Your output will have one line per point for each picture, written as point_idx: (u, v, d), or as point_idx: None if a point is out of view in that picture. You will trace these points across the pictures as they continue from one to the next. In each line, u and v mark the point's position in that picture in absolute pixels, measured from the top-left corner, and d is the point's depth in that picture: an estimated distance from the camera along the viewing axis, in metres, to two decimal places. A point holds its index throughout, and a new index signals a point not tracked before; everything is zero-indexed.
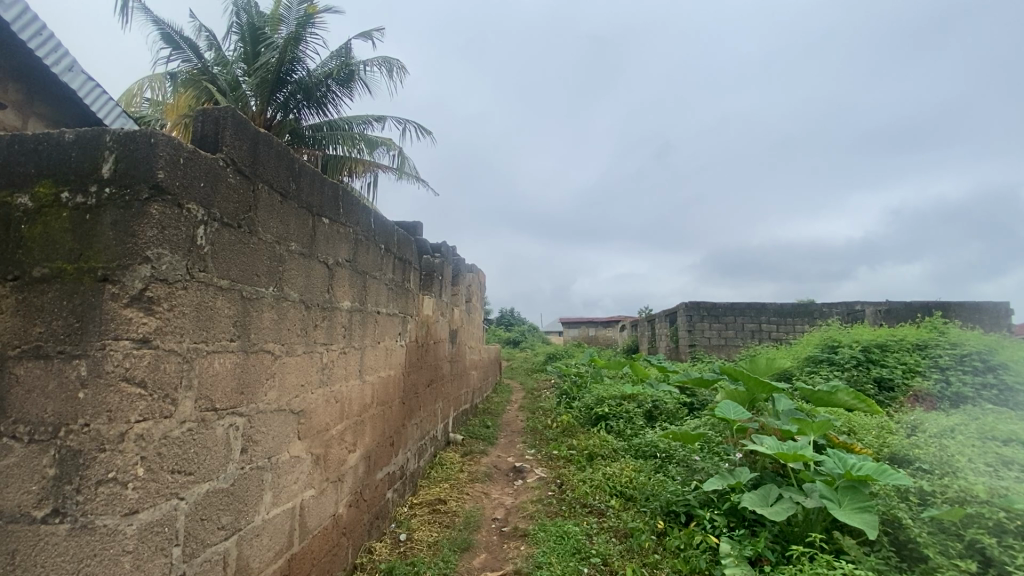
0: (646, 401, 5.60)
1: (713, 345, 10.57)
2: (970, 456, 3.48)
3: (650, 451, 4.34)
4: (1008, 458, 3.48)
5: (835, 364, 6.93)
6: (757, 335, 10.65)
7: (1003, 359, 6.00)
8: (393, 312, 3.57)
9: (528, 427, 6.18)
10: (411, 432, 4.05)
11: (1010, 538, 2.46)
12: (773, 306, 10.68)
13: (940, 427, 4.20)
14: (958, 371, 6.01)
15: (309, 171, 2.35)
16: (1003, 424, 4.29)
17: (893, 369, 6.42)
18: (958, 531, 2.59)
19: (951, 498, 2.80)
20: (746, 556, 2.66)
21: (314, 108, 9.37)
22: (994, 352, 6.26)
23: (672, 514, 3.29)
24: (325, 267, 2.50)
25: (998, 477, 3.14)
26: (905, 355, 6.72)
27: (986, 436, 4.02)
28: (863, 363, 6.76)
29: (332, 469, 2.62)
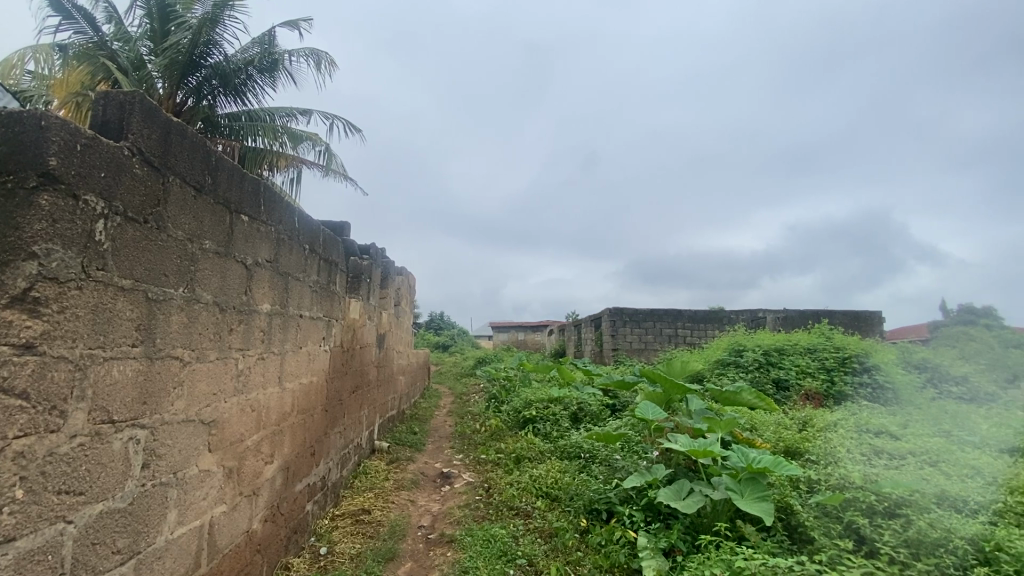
0: (572, 403, 5.77)
1: (634, 349, 11.15)
2: (849, 447, 3.94)
3: (574, 451, 4.49)
4: (879, 449, 3.99)
5: (741, 365, 7.54)
6: (673, 339, 11.30)
7: (876, 362, 6.88)
8: (318, 316, 3.43)
9: (457, 432, 6.16)
10: (334, 440, 3.89)
11: (879, 517, 2.81)
12: (688, 312, 11.38)
13: (825, 422, 4.72)
14: (840, 373, 6.80)
15: (227, 164, 2.21)
16: (876, 419, 4.90)
17: (788, 371, 7.10)
18: (838, 514, 2.92)
19: (833, 485, 3.17)
20: (660, 548, 2.83)
21: (232, 95, 8.74)
22: (870, 355, 7.13)
23: (594, 512, 3.42)
24: (243, 267, 2.36)
25: (871, 466, 3.59)
26: (798, 357, 7.46)
27: (863, 430, 4.56)
28: (764, 365, 7.41)
29: (246, 483, 2.46)
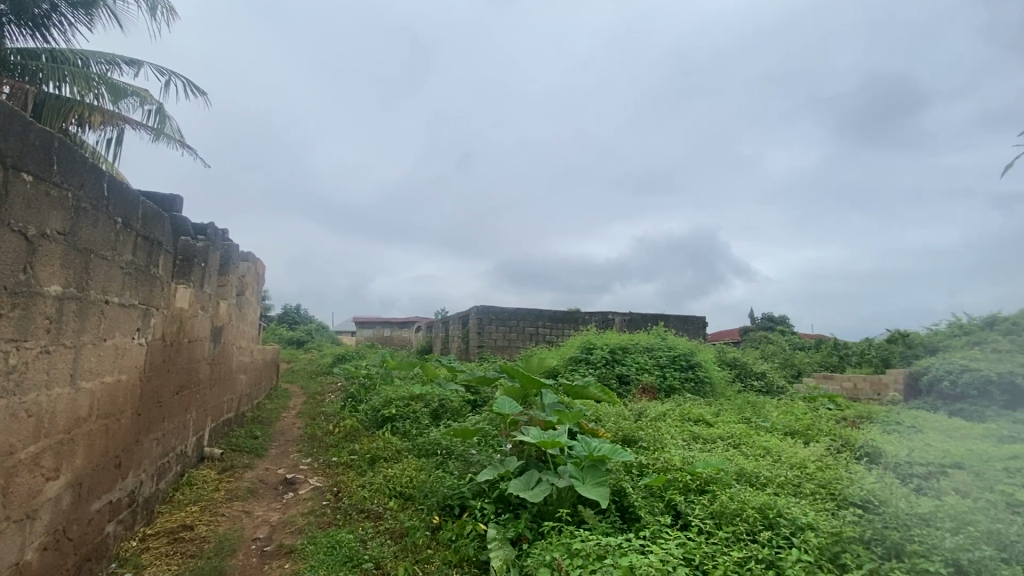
0: (433, 400, 5.73)
1: (498, 346, 11.54)
2: (673, 435, 4.52)
3: (432, 449, 4.45)
4: (697, 435, 4.64)
5: (590, 362, 8.20)
6: (534, 337, 11.83)
7: (698, 359, 8.09)
8: (131, 302, 2.91)
9: (306, 434, 5.72)
10: (148, 448, 3.34)
11: (692, 494, 3.26)
12: (548, 312, 11.98)
13: (657, 413, 5.36)
14: (671, 369, 7.83)
15: (2, 108, 1.76)
16: (696, 409, 5.73)
17: (630, 367, 7.93)
18: (661, 493, 3.32)
19: (658, 468, 3.61)
20: (508, 538, 2.94)
21: (25, 26, 7.06)
22: (694, 353, 8.31)
23: (447, 508, 3.43)
24: (22, 238, 1.91)
25: (689, 450, 4.16)
26: (639, 355, 8.35)
27: (685, 418, 5.28)
28: (610, 362, 8.16)
29: (16, 505, 1.99)
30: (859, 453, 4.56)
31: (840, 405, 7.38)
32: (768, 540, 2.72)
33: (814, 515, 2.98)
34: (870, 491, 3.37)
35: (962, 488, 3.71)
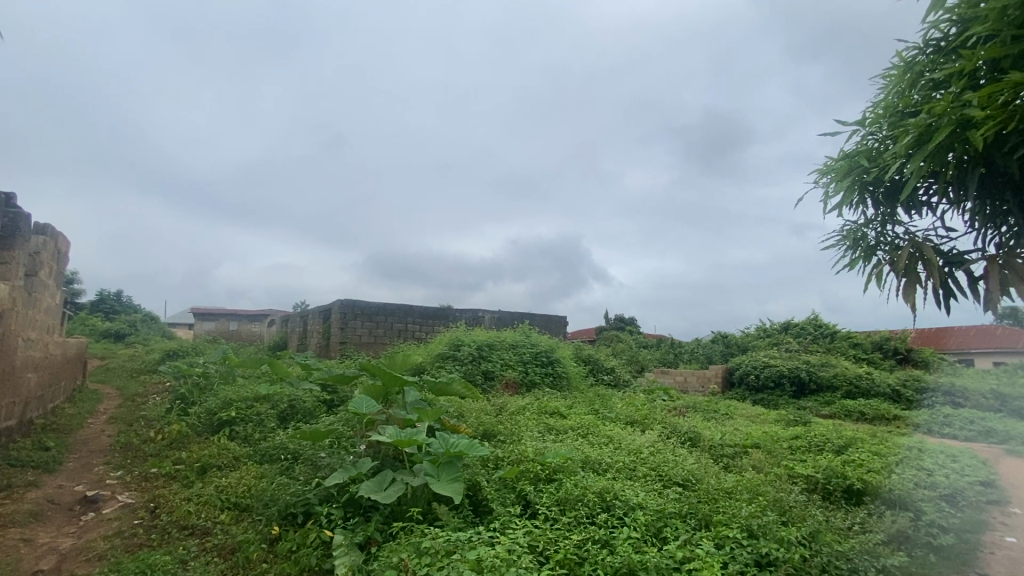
0: (283, 401, 5.26)
1: (362, 343, 11.05)
2: (530, 429, 4.75)
3: (277, 453, 4.08)
4: (552, 427, 4.94)
5: (456, 359, 8.23)
6: (402, 334, 11.51)
7: (558, 355, 8.65)
8: None
9: (118, 443, 4.85)
10: None
11: (541, 483, 3.44)
12: (418, 308, 11.73)
13: (516, 408, 5.59)
14: (534, 365, 8.26)
15: None
16: (552, 403, 6.11)
17: (495, 363, 8.15)
18: (513, 484, 3.46)
19: (512, 460, 3.76)
20: (355, 543, 2.81)
21: None
22: (555, 351, 8.84)
23: (290, 516, 3.16)
24: None
25: (543, 441, 4.41)
26: (504, 351, 8.61)
27: (542, 412, 5.58)
28: (476, 358, 8.29)
29: None
30: (684, 437, 5.22)
31: (673, 396, 8.43)
32: (605, 521, 2.97)
33: (644, 495, 3.34)
34: (690, 471, 3.88)
35: (757, 464, 4.46)
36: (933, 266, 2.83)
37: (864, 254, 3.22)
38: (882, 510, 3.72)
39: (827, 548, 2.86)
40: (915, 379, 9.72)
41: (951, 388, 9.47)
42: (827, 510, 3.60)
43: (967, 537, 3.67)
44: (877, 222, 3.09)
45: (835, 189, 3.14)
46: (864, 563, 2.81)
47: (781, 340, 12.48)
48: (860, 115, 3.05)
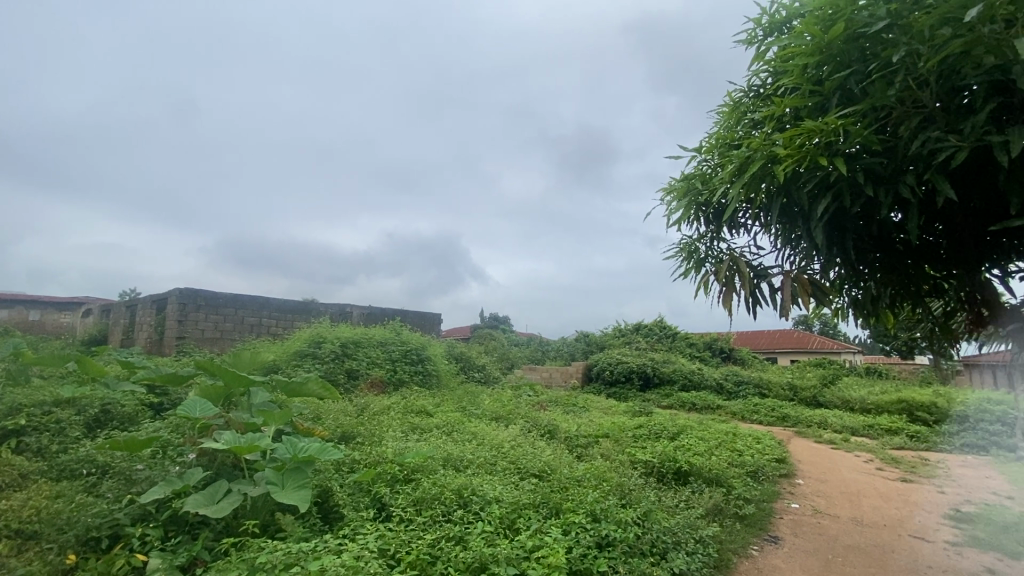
0: (92, 406, 4.44)
1: (206, 339, 9.82)
2: (391, 430, 4.65)
3: (79, 468, 3.41)
4: (414, 428, 4.90)
5: (317, 356, 7.71)
6: (256, 329, 10.43)
7: (428, 353, 8.59)
8: None
9: None
10: None
11: (398, 484, 3.38)
12: (276, 301, 10.78)
13: (379, 410, 5.44)
14: (402, 363, 8.10)
15: None
16: (418, 403, 6.07)
17: (360, 361, 7.82)
18: (368, 487, 3.34)
19: (369, 463, 3.66)
20: (176, 566, 2.49)
21: None
22: (425, 348, 8.74)
23: (91, 542, 2.68)
24: None
25: (404, 441, 4.35)
26: (371, 349, 8.27)
27: (405, 413, 5.50)
28: (339, 356, 7.85)
29: None
30: (543, 430, 5.49)
31: (537, 392, 8.87)
32: (460, 518, 3.00)
33: (502, 489, 3.43)
34: (546, 463, 4.09)
35: (605, 452, 4.86)
36: (746, 278, 3.33)
37: (696, 265, 3.68)
38: (702, 487, 4.30)
39: (657, 525, 3.21)
40: (734, 374, 11.57)
41: (760, 380, 11.33)
42: (660, 490, 4.05)
43: (763, 505, 4.40)
44: (707, 238, 3.56)
45: (676, 206, 3.55)
46: (685, 536, 3.21)
47: (633, 339, 13.84)
48: (698, 144, 3.49)
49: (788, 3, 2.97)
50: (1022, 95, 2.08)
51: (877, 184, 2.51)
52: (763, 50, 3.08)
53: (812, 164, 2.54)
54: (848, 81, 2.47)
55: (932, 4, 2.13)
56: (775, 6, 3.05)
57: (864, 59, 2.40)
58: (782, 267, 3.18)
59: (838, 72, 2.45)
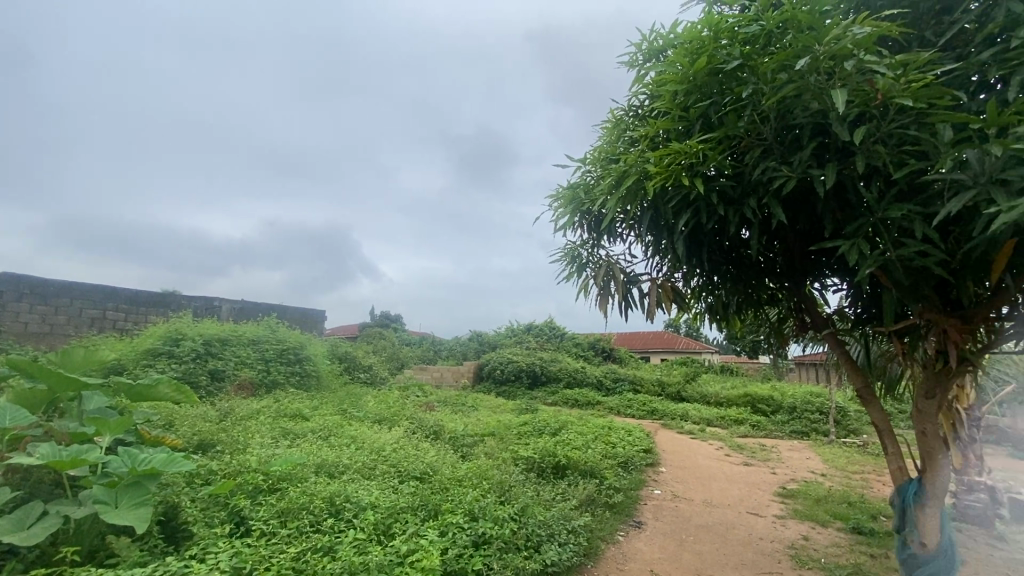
0: None
1: (28, 334, 8.23)
2: (258, 438, 4.28)
3: None
4: (285, 435, 4.58)
5: (174, 356, 6.85)
6: (97, 323, 8.97)
7: (308, 353, 8.06)
8: None
9: None
10: None
11: (260, 496, 3.12)
12: (126, 292, 9.38)
13: (244, 417, 4.99)
14: (276, 364, 7.53)
15: None
16: (292, 407, 5.68)
17: (227, 362, 7.10)
18: (226, 500, 3.04)
19: (228, 474, 3.34)
20: None
21: None
22: (305, 347, 8.18)
23: None
24: None
25: (272, 449, 4.05)
26: (241, 348, 7.55)
27: (276, 420, 5.11)
28: (202, 356, 7.05)
29: None
30: (428, 431, 5.42)
31: (425, 392, 8.75)
32: (330, 527, 2.83)
33: (378, 494, 3.31)
34: (428, 464, 4.02)
35: (489, 450, 4.92)
36: (620, 283, 3.57)
37: (577, 270, 3.87)
38: (578, 480, 4.54)
39: (533, 519, 3.31)
40: (613, 372, 12.44)
41: (634, 378, 12.30)
42: (539, 485, 4.20)
43: (630, 493, 4.76)
44: (588, 245, 3.77)
45: (562, 213, 3.72)
46: (559, 527, 3.35)
47: (523, 339, 14.26)
48: (582, 155, 3.67)
49: (664, 33, 3.24)
50: (834, 139, 2.48)
51: (728, 204, 2.84)
52: (642, 74, 3.32)
53: (677, 183, 2.80)
54: (708, 111, 2.75)
55: (774, 50, 2.44)
56: (653, 35, 3.31)
57: (722, 93, 2.69)
58: (651, 274, 3.46)
59: (701, 102, 2.73)
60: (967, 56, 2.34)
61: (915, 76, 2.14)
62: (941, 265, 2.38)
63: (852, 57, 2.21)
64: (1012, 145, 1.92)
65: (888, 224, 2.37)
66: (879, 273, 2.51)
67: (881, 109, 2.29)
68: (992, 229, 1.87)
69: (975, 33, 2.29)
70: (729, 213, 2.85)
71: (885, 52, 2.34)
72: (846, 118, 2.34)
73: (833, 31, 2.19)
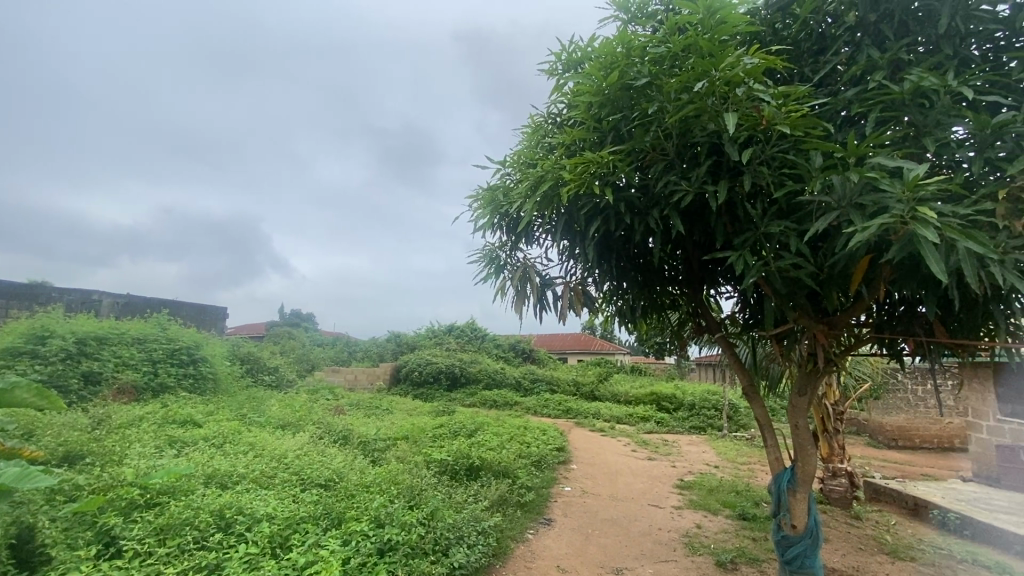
0: None
1: None
2: (137, 449, 3.85)
3: None
4: (171, 444, 4.16)
5: (38, 356, 5.99)
6: None
7: (204, 353, 7.40)
8: None
9: None
10: None
11: (136, 513, 2.81)
12: None
13: (122, 425, 4.46)
14: (165, 366, 6.85)
15: None
16: (181, 413, 5.19)
17: (103, 363, 6.33)
18: (93, 519, 2.70)
19: (98, 488, 2.97)
20: None
21: None
22: (200, 347, 7.51)
23: None
24: None
25: (155, 460, 3.67)
26: (122, 348, 6.77)
27: (163, 427, 4.63)
28: (73, 356, 6.23)
29: None
30: (337, 436, 5.18)
31: (336, 395, 8.37)
32: (218, 543, 2.61)
33: (276, 505, 3.10)
34: (334, 471, 3.84)
35: (400, 454, 4.80)
36: (535, 286, 3.64)
37: (495, 271, 3.89)
38: (490, 480, 4.56)
39: (442, 523, 3.27)
40: (531, 372, 12.67)
41: (551, 379, 12.61)
42: (451, 488, 4.16)
43: (541, 492, 4.87)
44: (506, 247, 3.80)
45: (480, 214, 3.72)
46: (468, 529, 3.34)
47: (443, 340, 14.12)
48: (502, 158, 3.70)
49: (582, 46, 3.34)
50: (727, 158, 2.70)
51: (635, 214, 2.99)
52: (561, 83, 3.41)
53: (589, 191, 2.90)
54: (619, 123, 2.88)
55: (678, 72, 2.61)
56: (572, 47, 3.41)
57: (631, 107, 2.82)
58: (565, 278, 3.57)
59: (613, 115, 2.86)
60: (836, 92, 2.64)
61: (793, 106, 2.38)
62: (811, 276, 2.67)
63: (743, 85, 2.43)
64: (866, 174, 2.20)
65: (769, 238, 2.62)
66: (762, 282, 2.77)
67: (766, 134, 2.54)
68: (850, 245, 2.12)
69: (843, 73, 2.60)
70: (636, 222, 3.01)
71: (770, 83, 2.58)
72: (736, 140, 2.56)
73: (727, 59, 2.38)
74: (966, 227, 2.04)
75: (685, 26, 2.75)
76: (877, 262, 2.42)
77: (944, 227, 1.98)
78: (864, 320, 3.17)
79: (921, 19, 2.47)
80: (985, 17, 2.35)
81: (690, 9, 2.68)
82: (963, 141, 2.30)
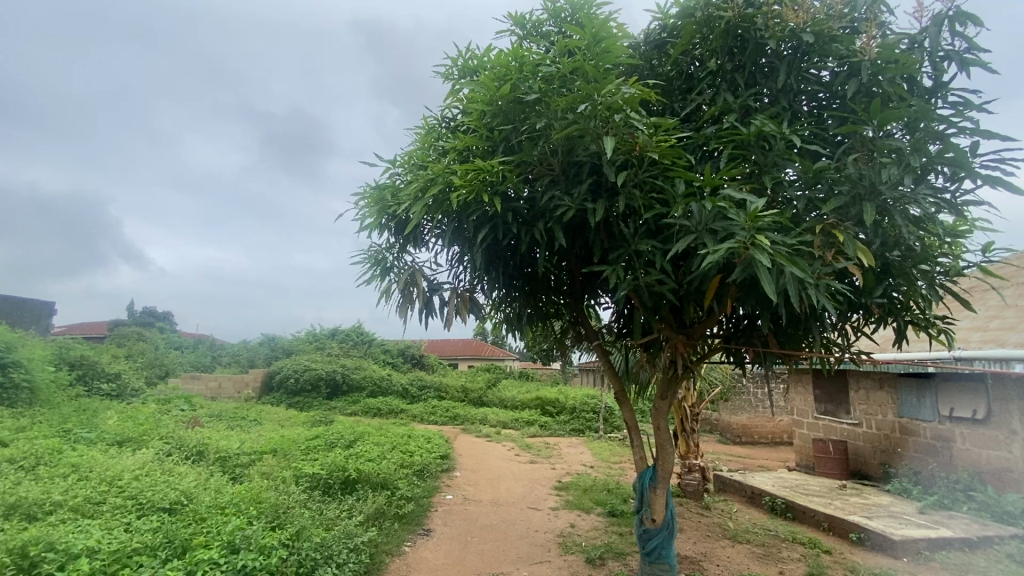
0: None
1: None
2: None
3: None
4: None
5: None
6: None
7: (18, 357, 6.14)
8: None
9: None
10: None
11: None
12: None
13: None
14: None
15: None
16: None
17: None
18: None
19: None
20: None
21: None
22: (13, 349, 6.22)
23: None
24: None
25: None
26: None
27: None
28: None
29: None
30: (191, 452, 4.60)
31: (194, 406, 7.45)
32: None
33: (100, 536, 2.65)
34: (183, 492, 3.40)
35: (267, 470, 4.40)
36: (421, 291, 3.56)
37: (381, 273, 3.74)
38: (367, 493, 4.35)
39: (309, 543, 3.03)
40: (419, 378, 12.42)
41: (439, 385, 12.45)
42: (323, 503, 3.90)
43: (421, 501, 4.76)
44: (394, 249, 3.67)
45: (368, 213, 3.56)
46: (337, 548, 3.15)
47: (325, 345, 13.29)
48: (393, 157, 3.58)
49: (478, 54, 3.37)
50: (606, 179, 2.87)
51: (521, 225, 3.06)
52: (456, 89, 3.40)
53: (479, 199, 2.91)
54: (510, 135, 2.93)
55: (565, 92, 2.71)
56: (468, 54, 3.43)
57: (521, 121, 2.88)
58: (452, 283, 3.54)
59: (503, 126, 2.90)
60: (699, 128, 2.94)
61: (662, 137, 2.61)
62: (674, 292, 2.93)
63: (622, 112, 2.59)
64: (718, 204, 2.48)
65: (640, 256, 2.84)
66: (632, 295, 2.98)
67: (640, 160, 2.74)
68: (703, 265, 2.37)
69: (705, 112, 2.91)
70: (522, 233, 3.08)
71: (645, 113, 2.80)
72: (614, 163, 2.74)
73: (608, 86, 2.54)
74: (791, 255, 2.38)
75: (573, 50, 2.89)
76: (725, 281, 2.73)
77: (776, 253, 2.29)
78: (715, 332, 3.55)
79: (766, 73, 2.85)
80: (812, 79, 2.79)
81: (579, 34, 2.82)
82: (793, 182, 2.69)
